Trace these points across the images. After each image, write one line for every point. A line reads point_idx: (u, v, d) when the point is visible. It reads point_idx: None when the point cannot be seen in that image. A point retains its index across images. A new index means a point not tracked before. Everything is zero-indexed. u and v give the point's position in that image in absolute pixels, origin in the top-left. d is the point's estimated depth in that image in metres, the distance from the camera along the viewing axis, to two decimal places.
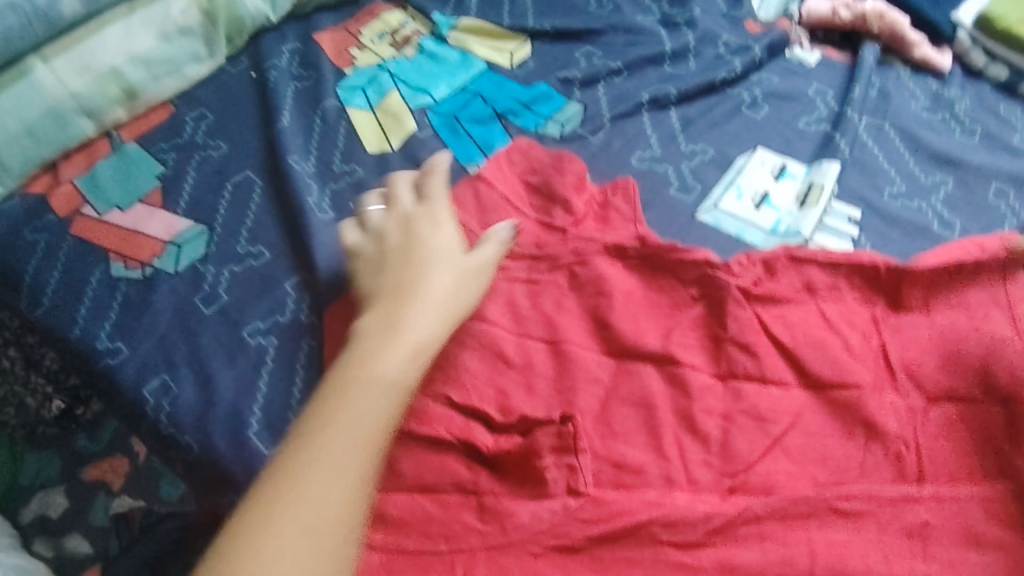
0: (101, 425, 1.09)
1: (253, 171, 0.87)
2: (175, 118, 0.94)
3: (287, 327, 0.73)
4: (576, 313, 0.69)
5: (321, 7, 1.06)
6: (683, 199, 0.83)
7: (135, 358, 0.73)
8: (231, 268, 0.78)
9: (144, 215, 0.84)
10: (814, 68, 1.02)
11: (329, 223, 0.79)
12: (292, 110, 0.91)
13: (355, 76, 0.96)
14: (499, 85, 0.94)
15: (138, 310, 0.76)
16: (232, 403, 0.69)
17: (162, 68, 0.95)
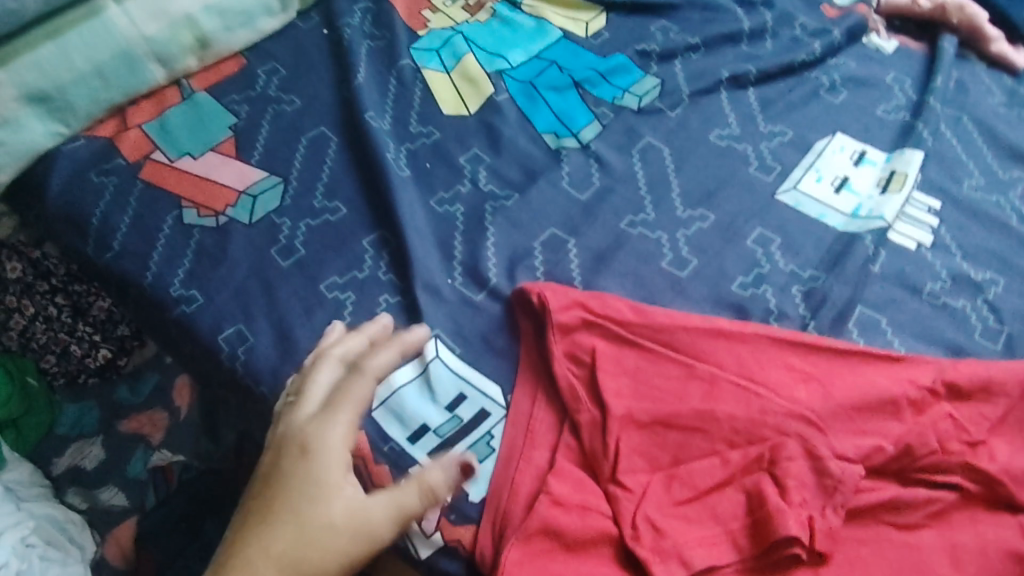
0: (142, 377, 1.03)
1: (329, 128, 0.86)
2: (246, 71, 0.94)
3: (365, 283, 0.72)
4: (656, 291, 0.71)
5: None
6: (763, 178, 0.82)
7: (210, 306, 0.72)
8: (308, 221, 0.77)
9: (217, 164, 0.83)
10: (892, 56, 1.00)
11: (407, 182, 0.78)
12: (368, 68, 0.90)
13: (428, 39, 0.95)
14: (574, 55, 0.93)
15: (213, 259, 0.75)
16: (309, 352, 0.68)
17: (236, 19, 0.94)
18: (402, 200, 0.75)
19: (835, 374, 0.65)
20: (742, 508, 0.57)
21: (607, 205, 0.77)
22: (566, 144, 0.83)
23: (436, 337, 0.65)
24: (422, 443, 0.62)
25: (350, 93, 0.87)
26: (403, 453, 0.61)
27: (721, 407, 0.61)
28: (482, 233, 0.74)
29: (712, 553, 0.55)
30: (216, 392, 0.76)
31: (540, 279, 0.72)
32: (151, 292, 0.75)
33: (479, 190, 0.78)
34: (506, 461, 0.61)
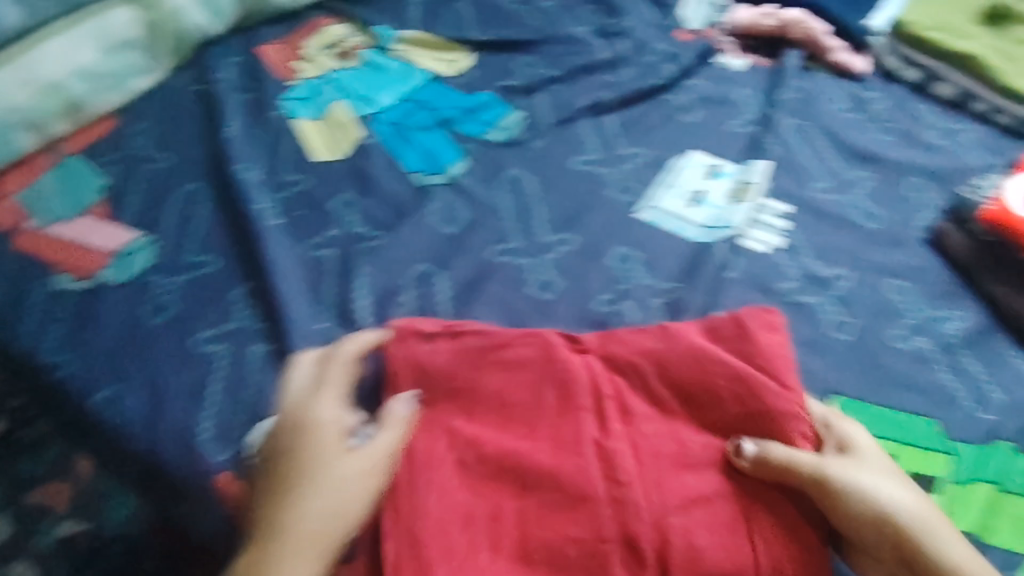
0: None
1: (201, 182, 0.86)
2: (117, 131, 0.93)
3: (237, 334, 0.73)
4: (522, 315, 0.74)
5: (266, 22, 1.07)
6: (623, 199, 0.86)
7: (83, 370, 0.72)
8: (179, 278, 0.78)
9: (89, 227, 0.83)
10: (741, 74, 1.06)
11: (277, 230, 0.79)
12: (239, 120, 0.92)
13: (300, 89, 0.97)
14: (442, 94, 0.97)
15: (84, 323, 0.75)
16: (183, 408, 0.68)
17: (105, 81, 0.95)
18: (271, 249, 0.77)
19: (673, 355, 0.66)
20: (571, 492, 0.59)
21: (474, 237, 0.80)
22: (435, 181, 0.86)
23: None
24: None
25: (220, 147, 0.88)
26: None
27: (570, 398, 0.63)
28: (353, 274, 0.76)
29: (544, 532, 0.58)
30: (98, 457, 0.75)
31: (410, 314, 0.74)
32: (23, 362, 0.74)
33: (349, 231, 0.81)
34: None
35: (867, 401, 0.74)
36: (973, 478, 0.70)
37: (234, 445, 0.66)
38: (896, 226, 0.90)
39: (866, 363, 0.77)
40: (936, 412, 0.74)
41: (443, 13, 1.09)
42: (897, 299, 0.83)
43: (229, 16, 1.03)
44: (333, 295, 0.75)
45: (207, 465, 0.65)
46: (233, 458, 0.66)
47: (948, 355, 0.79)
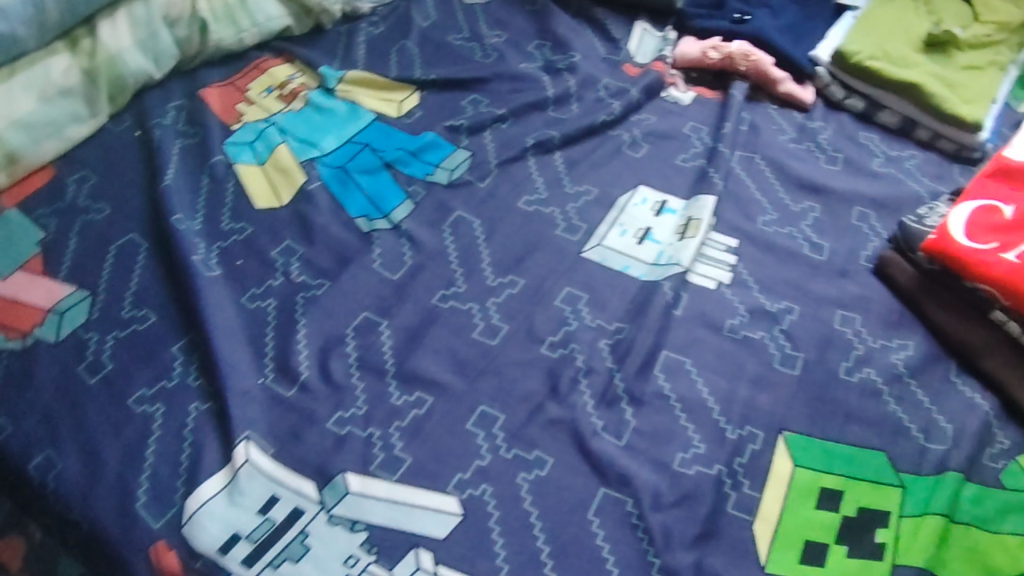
0: None
1: (139, 233, 0.84)
2: (56, 181, 0.90)
3: (175, 392, 0.71)
4: (467, 362, 0.73)
5: (206, 62, 1.05)
6: (569, 238, 0.86)
7: (18, 435, 0.69)
8: (115, 333, 0.75)
9: (25, 282, 0.80)
10: (689, 106, 1.07)
11: (217, 281, 0.77)
12: (178, 167, 0.90)
13: (242, 134, 0.95)
14: (387, 135, 0.96)
15: (17, 383, 0.72)
16: (118, 474, 0.66)
17: (43, 131, 0.91)
18: (209, 301, 0.75)
19: None
20: None
21: (418, 282, 0.79)
22: (378, 226, 0.85)
23: (245, 439, 0.66)
24: (233, 551, 0.62)
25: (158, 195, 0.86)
26: (214, 565, 0.62)
27: None
28: (296, 323, 0.75)
29: None
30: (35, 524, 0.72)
31: (353, 365, 0.72)
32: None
33: (292, 280, 0.79)
34: (317, 561, 0.62)
35: (813, 436, 0.74)
36: (921, 511, 0.70)
37: (172, 507, 0.64)
38: (841, 257, 0.90)
39: (813, 396, 0.77)
40: (879, 443, 0.75)
41: (388, 54, 1.09)
42: (844, 331, 0.83)
43: (169, 61, 1.01)
44: (274, 348, 0.73)
45: (142, 532, 0.63)
46: (171, 523, 0.63)
47: (893, 386, 0.79)
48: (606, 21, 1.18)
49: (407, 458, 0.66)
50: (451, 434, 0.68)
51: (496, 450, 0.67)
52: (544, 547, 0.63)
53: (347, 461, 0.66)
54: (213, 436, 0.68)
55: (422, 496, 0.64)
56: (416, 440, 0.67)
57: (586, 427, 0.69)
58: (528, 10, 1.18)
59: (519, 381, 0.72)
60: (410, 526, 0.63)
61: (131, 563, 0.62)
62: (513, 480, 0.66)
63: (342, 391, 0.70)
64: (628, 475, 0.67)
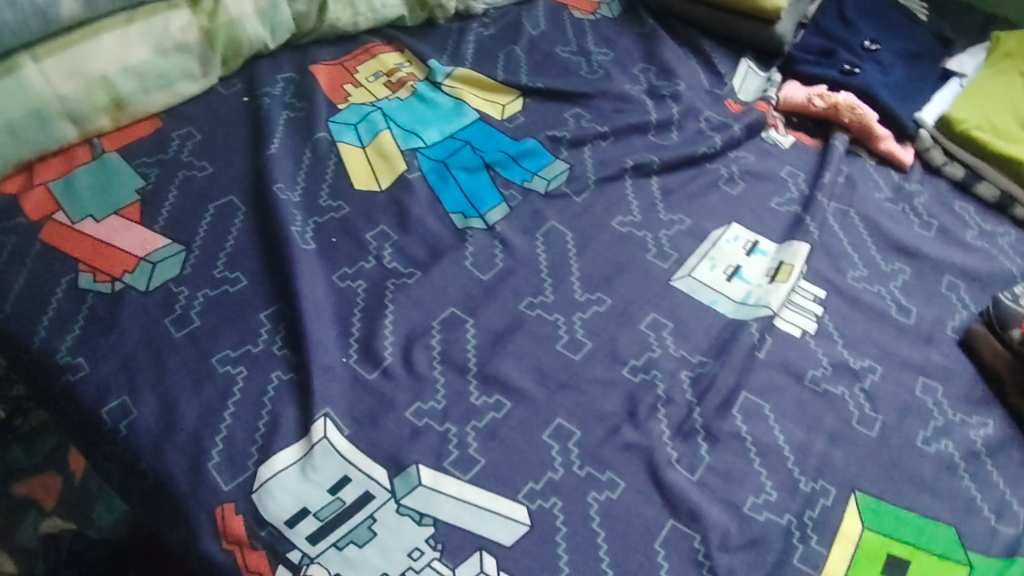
0: (38, 439, 0.96)
1: (238, 196, 0.86)
2: (160, 134, 0.92)
3: (258, 358, 0.71)
4: (548, 373, 0.73)
5: (318, 40, 1.06)
6: (659, 264, 0.85)
7: (97, 377, 0.71)
8: (205, 291, 0.76)
9: (121, 228, 0.82)
10: (788, 150, 1.06)
11: (311, 255, 0.78)
12: (284, 138, 0.91)
13: (347, 115, 0.96)
14: (488, 136, 0.96)
15: (104, 325, 0.74)
16: (194, 430, 0.67)
17: (154, 82, 0.92)
18: (303, 274, 0.76)
19: None
20: None
21: (507, 286, 0.79)
22: (472, 224, 0.85)
23: (324, 416, 0.66)
24: (300, 526, 0.62)
25: (261, 163, 0.87)
26: (281, 537, 0.62)
27: None
28: (387, 308, 0.75)
29: None
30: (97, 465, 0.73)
31: (436, 358, 0.72)
32: (38, 356, 0.73)
33: (383, 265, 0.80)
34: (382, 549, 0.61)
35: (884, 500, 0.72)
36: None
37: (244, 471, 0.64)
38: (928, 324, 0.88)
39: (889, 462, 0.75)
40: (952, 518, 0.72)
41: (496, 56, 1.09)
42: (925, 399, 0.81)
43: (284, 33, 1.02)
44: (360, 330, 0.74)
45: (212, 492, 0.64)
46: (241, 486, 0.64)
47: (971, 463, 0.77)
48: (713, 54, 1.18)
49: (480, 459, 0.66)
50: (525, 443, 0.68)
51: (569, 466, 0.67)
52: (608, 570, 0.62)
53: (422, 453, 0.66)
54: (292, 407, 0.68)
55: (494, 500, 0.64)
56: (490, 443, 0.67)
57: (661, 457, 0.69)
58: (637, 34, 1.18)
59: (598, 400, 0.72)
60: (478, 528, 0.63)
61: (197, 521, 0.63)
62: (583, 498, 0.65)
63: (422, 382, 0.70)
64: (698, 511, 0.66)
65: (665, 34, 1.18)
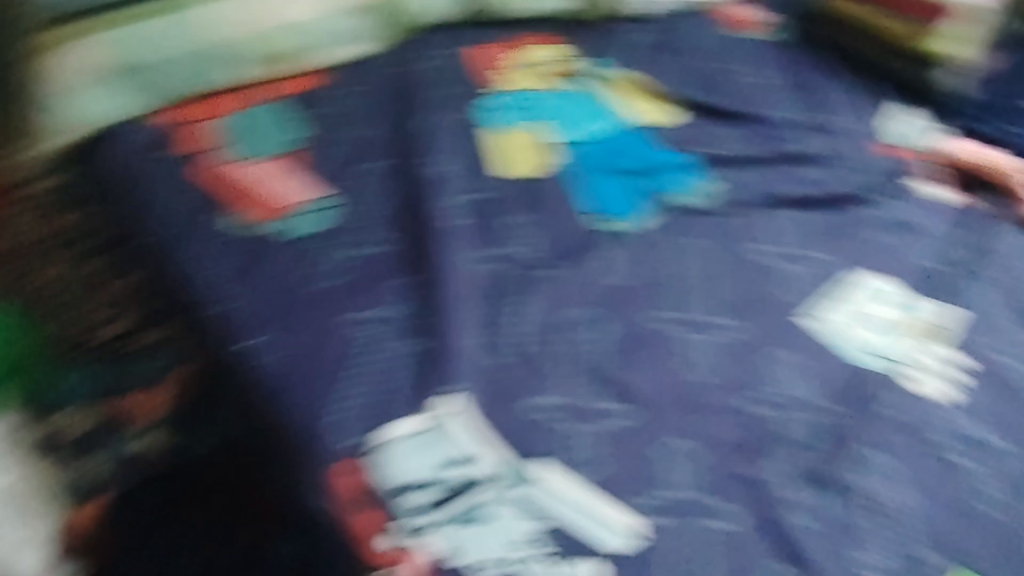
0: (140, 358, 0.94)
1: (389, 163, 0.87)
2: (321, 90, 0.97)
3: (387, 325, 0.72)
4: (668, 392, 0.71)
5: (483, 25, 1.08)
6: (796, 303, 0.81)
7: (236, 312, 0.74)
8: (347, 248, 0.78)
9: (277, 172, 0.86)
10: (949, 204, 0.94)
11: (458, 233, 0.80)
12: (440, 112, 0.93)
13: (498, 98, 0.97)
14: (639, 141, 0.93)
15: (247, 265, 0.77)
16: (318, 384, 0.68)
17: (326, 37, 0.99)
18: (447, 250, 0.77)
19: None
20: None
21: (642, 298, 0.78)
22: (601, 226, 0.84)
23: (454, 391, 0.67)
24: (406, 500, 0.63)
25: (415, 134, 0.89)
26: (390, 501, 0.63)
27: None
28: (517, 299, 0.75)
29: None
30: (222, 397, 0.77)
31: (562, 359, 0.71)
32: (178, 288, 0.78)
33: (518, 254, 0.80)
34: (488, 534, 0.61)
35: None
36: None
37: (359, 434, 0.66)
38: None
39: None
40: None
41: (657, 62, 1.06)
42: None
43: (454, 10, 1.06)
44: (488, 315, 0.73)
45: (323, 448, 0.65)
46: (354, 449, 0.65)
47: None
48: (880, 79, 1.09)
49: (593, 467, 0.65)
50: (627, 454, 0.67)
51: (673, 487, 0.65)
52: None
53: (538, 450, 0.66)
54: (406, 379, 0.69)
55: (605, 508, 0.63)
56: (593, 450, 0.66)
57: (774, 497, 0.66)
58: (807, 58, 1.11)
59: (714, 429, 0.69)
60: (585, 533, 0.62)
61: (309, 471, 0.65)
62: (688, 526, 0.63)
63: (537, 376, 0.70)
64: (803, 556, 0.63)
65: (826, 55, 1.12)
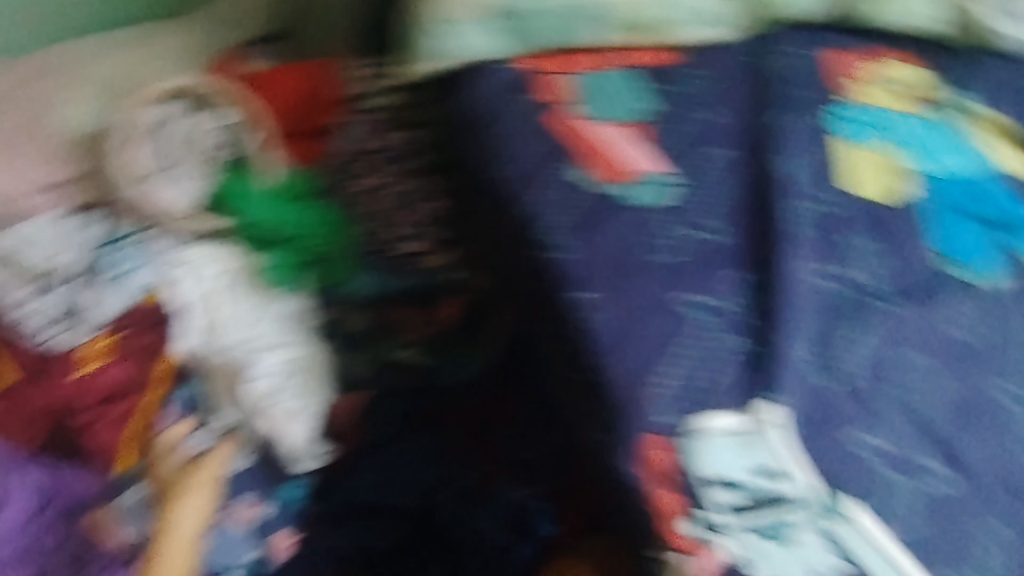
0: (426, 281, 1.11)
1: (736, 152, 0.88)
2: (674, 64, 0.96)
3: (727, 318, 0.78)
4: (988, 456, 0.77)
5: (847, 26, 1.01)
6: None
7: (571, 264, 0.81)
8: (690, 229, 0.82)
9: (623, 138, 0.89)
10: None
11: (806, 243, 0.80)
12: (793, 110, 0.90)
13: (846, 109, 0.92)
14: (994, 186, 0.88)
15: (590, 222, 0.82)
16: (649, 354, 0.76)
17: (694, 16, 0.98)
18: (794, 260, 0.79)
19: None
20: None
21: (975, 362, 0.79)
22: (951, 271, 0.82)
23: (773, 398, 0.75)
24: (716, 489, 0.75)
25: (772, 129, 0.88)
26: (696, 490, 0.75)
27: None
28: (856, 333, 0.78)
29: None
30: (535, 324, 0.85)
31: (899, 404, 0.77)
32: (521, 225, 0.85)
33: (864, 279, 0.80)
34: (781, 536, 0.74)
35: None
36: None
37: (686, 417, 0.75)
38: None
39: None
40: None
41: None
42: None
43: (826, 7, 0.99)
44: (823, 333, 0.78)
45: (647, 422, 0.75)
46: (674, 430, 0.75)
47: None
48: None
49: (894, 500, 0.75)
50: (943, 520, 0.75)
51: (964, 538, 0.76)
52: None
53: (854, 482, 0.74)
54: (737, 380, 0.76)
55: (890, 545, 0.74)
56: (911, 498, 0.75)
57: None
58: None
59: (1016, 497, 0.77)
60: (866, 560, 0.74)
61: (625, 441, 0.75)
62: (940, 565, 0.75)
63: (874, 416, 0.76)
64: None
65: None
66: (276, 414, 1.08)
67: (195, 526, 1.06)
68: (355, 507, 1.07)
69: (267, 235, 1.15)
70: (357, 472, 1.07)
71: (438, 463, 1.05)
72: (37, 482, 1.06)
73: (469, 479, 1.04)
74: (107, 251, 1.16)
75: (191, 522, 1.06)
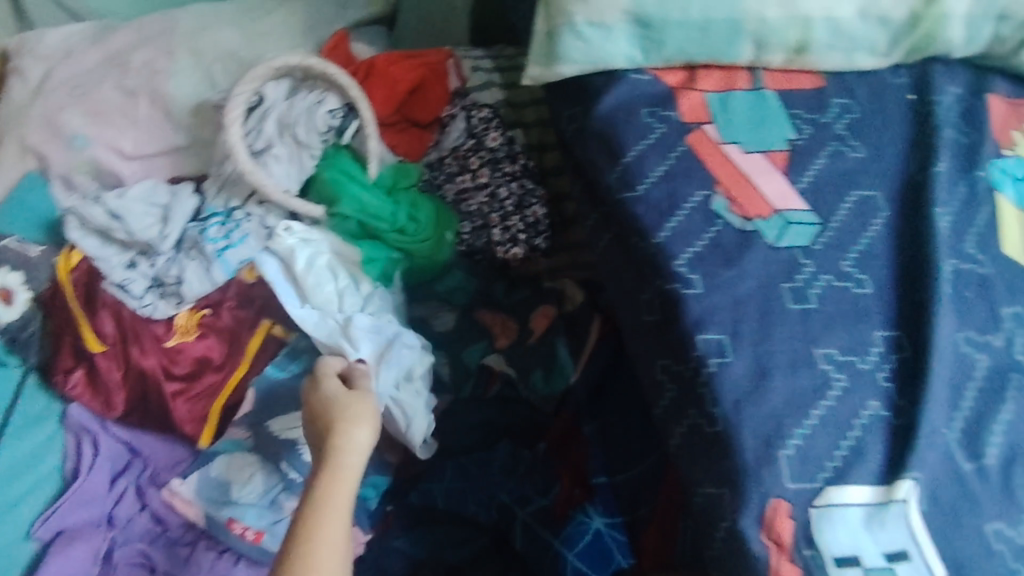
0: (522, 288, 1.16)
1: (881, 196, 0.87)
2: (819, 93, 0.94)
3: (861, 375, 0.77)
4: None
5: (996, 69, 0.99)
6: None
7: (702, 301, 0.79)
8: (829, 277, 0.81)
9: (766, 170, 0.87)
10: None
11: (949, 303, 0.81)
12: (946, 157, 0.89)
13: (1013, 164, 0.92)
14: None
15: (727, 259, 0.81)
16: (780, 408, 0.75)
17: (841, 42, 0.92)
18: (942, 323, 0.79)
19: None
20: None
21: None
22: None
23: (913, 480, 0.73)
24: (845, 569, 0.72)
25: (927, 176, 0.87)
26: (822, 565, 0.72)
27: None
28: (997, 403, 0.80)
29: None
30: (656, 349, 0.84)
31: None
32: (656, 253, 0.83)
33: (1006, 348, 0.82)
34: None
35: None
36: None
37: (813, 480, 0.73)
38: None
39: None
40: None
41: None
42: None
43: (981, 44, 0.95)
44: (958, 399, 0.79)
45: (777, 483, 0.73)
46: (802, 493, 0.73)
47: None
48: None
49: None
50: None
51: None
52: None
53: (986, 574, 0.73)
54: (878, 447, 0.75)
55: None
56: None
57: None
58: None
59: None
60: None
61: (751, 501, 0.73)
62: None
63: (1014, 507, 0.76)
64: None
65: None
66: (401, 396, 1.01)
67: (365, 455, 0.85)
68: (421, 508, 1.05)
69: (366, 223, 1.13)
70: (439, 471, 1.07)
71: (516, 478, 1.06)
72: (118, 446, 1.09)
73: (552, 498, 1.03)
74: (196, 227, 1.11)
75: (361, 450, 0.84)
